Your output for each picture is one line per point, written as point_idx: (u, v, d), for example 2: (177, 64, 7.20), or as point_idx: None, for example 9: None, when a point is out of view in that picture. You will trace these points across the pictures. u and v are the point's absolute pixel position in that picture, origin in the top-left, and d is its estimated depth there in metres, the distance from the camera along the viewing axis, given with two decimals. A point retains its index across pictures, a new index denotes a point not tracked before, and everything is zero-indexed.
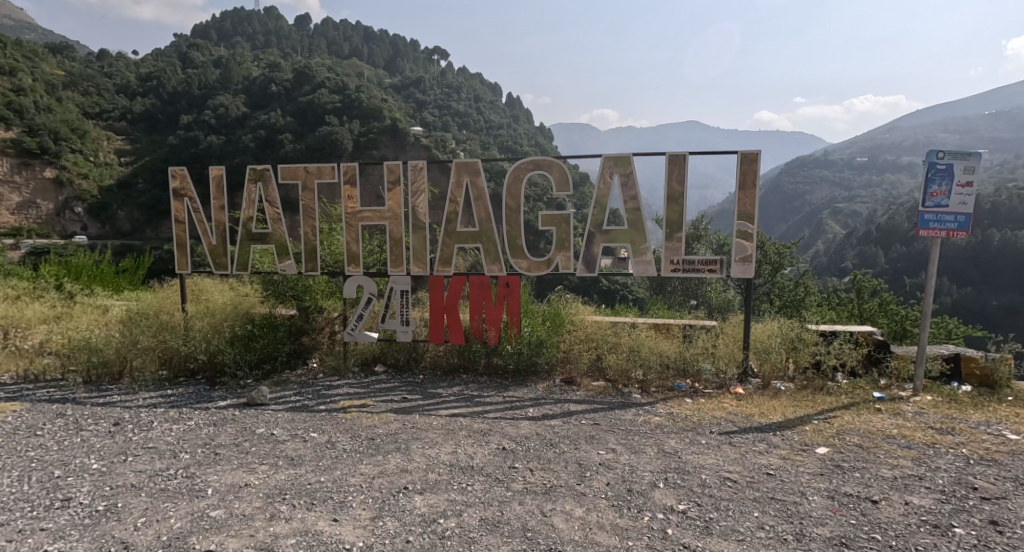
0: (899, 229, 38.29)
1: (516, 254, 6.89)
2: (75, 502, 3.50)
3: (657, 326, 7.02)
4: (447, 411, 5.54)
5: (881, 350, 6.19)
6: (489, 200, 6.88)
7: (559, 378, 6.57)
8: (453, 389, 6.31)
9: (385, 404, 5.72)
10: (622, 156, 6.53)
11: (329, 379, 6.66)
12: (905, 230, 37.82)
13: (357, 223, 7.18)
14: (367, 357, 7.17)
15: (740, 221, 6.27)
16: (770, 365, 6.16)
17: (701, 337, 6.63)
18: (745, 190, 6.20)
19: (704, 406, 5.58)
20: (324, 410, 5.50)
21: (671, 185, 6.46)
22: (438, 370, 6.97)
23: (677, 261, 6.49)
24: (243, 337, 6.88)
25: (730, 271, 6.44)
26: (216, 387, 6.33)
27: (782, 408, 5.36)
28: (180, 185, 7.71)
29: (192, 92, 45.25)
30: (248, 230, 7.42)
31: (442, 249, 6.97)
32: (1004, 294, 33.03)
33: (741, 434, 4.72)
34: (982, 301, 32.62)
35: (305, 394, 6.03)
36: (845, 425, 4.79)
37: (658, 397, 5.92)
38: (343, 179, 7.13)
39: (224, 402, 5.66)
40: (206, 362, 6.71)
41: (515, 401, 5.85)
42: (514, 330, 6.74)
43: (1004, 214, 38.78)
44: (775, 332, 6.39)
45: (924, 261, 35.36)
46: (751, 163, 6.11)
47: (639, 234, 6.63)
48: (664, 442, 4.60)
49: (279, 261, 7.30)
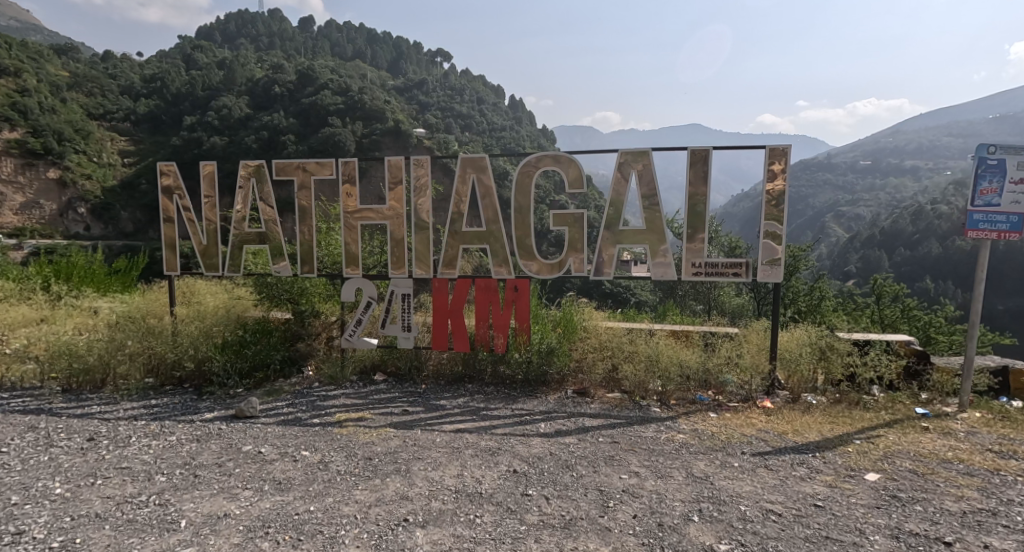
0: (903, 233, 38.01)
1: (525, 255, 6.44)
2: (27, 537, 3.06)
3: (675, 332, 6.58)
4: (450, 425, 5.10)
5: (919, 361, 5.75)
6: (497, 198, 6.43)
7: (571, 389, 6.12)
8: (458, 400, 5.85)
9: (385, 417, 5.28)
10: (640, 150, 6.09)
11: (325, 389, 6.22)
12: (909, 234, 37.56)
13: (355, 223, 6.77)
14: (365, 364, 6.71)
15: (767, 222, 5.84)
16: (798, 377, 5.74)
17: (723, 345, 6.16)
18: (772, 190, 5.82)
19: (732, 422, 5.14)
20: (319, 424, 5.07)
21: (692, 183, 6.04)
22: (441, 380, 6.52)
23: (699, 265, 6.06)
24: (235, 344, 6.42)
25: (755, 275, 5.97)
26: (203, 396, 5.87)
27: (817, 426, 4.92)
28: (170, 182, 7.28)
29: (196, 93, 45.01)
30: (241, 230, 7.01)
31: (447, 250, 6.55)
32: (1010, 298, 32.65)
33: (778, 456, 4.29)
34: (987, 306, 32.17)
35: (298, 405, 5.60)
36: (892, 446, 4.36)
37: (679, 411, 5.49)
38: (341, 177, 6.74)
39: (211, 414, 5.23)
40: (194, 370, 6.24)
41: (525, 415, 5.41)
42: (523, 337, 6.31)
43: None
44: (803, 340, 5.94)
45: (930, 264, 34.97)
46: (780, 159, 5.74)
47: (658, 235, 6.18)
48: (692, 465, 4.15)
49: (274, 262, 6.90)
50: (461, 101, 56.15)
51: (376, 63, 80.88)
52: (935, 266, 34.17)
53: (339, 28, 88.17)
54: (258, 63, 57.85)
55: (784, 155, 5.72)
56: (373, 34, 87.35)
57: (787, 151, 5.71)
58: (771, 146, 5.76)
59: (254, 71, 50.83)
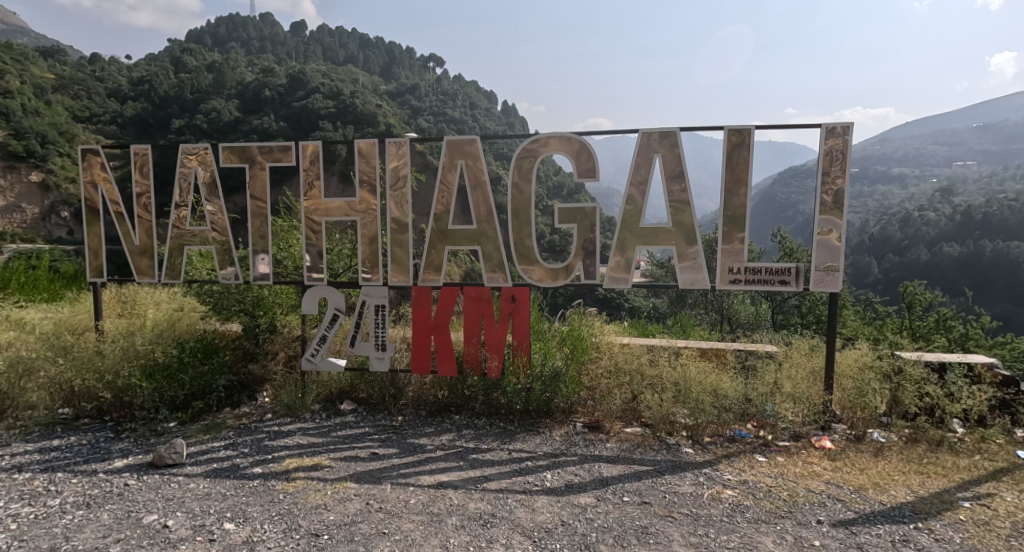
0: (891, 239, 35.17)
1: (524, 260, 5.33)
2: None
3: (702, 351, 5.52)
4: (430, 477, 3.98)
5: (1010, 390, 4.68)
6: (491, 189, 5.31)
7: (580, 422, 5.01)
8: (441, 439, 4.71)
9: (348, 464, 4.16)
10: (666, 130, 5.04)
11: (278, 422, 5.07)
12: (897, 240, 34.70)
13: (319, 219, 5.63)
14: (332, 391, 5.56)
15: (823, 218, 4.79)
16: (863, 411, 4.66)
17: (765, 368, 5.09)
18: (828, 180, 4.78)
19: (790, 472, 4.02)
20: (259, 475, 3.93)
21: (730, 171, 4.97)
22: (422, 410, 5.36)
23: (738, 271, 4.97)
24: (167, 367, 5.19)
25: (809, 284, 4.90)
26: (121, 435, 4.66)
27: (899, 478, 3.83)
28: (94, 172, 6.13)
29: (184, 96, 42.66)
30: (181, 228, 5.85)
31: (430, 252, 5.41)
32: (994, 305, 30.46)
33: (869, 529, 3.24)
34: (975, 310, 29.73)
35: (240, 446, 4.46)
36: (1019, 514, 3.33)
37: (717, 454, 4.42)
38: (302, 163, 5.61)
39: (123, 463, 4.06)
40: (114, 400, 4.99)
41: (525, 461, 4.29)
42: (521, 359, 5.17)
43: (995, 226, 35.13)
44: (864, 362, 4.89)
45: (916, 271, 31.64)
46: (840, 140, 4.74)
47: (686, 233, 5.09)
48: (758, 544, 3.11)
49: (220, 268, 5.75)
50: (453, 107, 54.86)
51: (367, 68, 79.52)
52: (924, 272, 31.50)
53: (332, 33, 87.06)
54: (248, 66, 56.36)
55: (844, 135, 4.71)
56: (366, 38, 86.27)
57: (848, 131, 4.72)
58: (827, 126, 4.77)
59: (244, 75, 49.55)
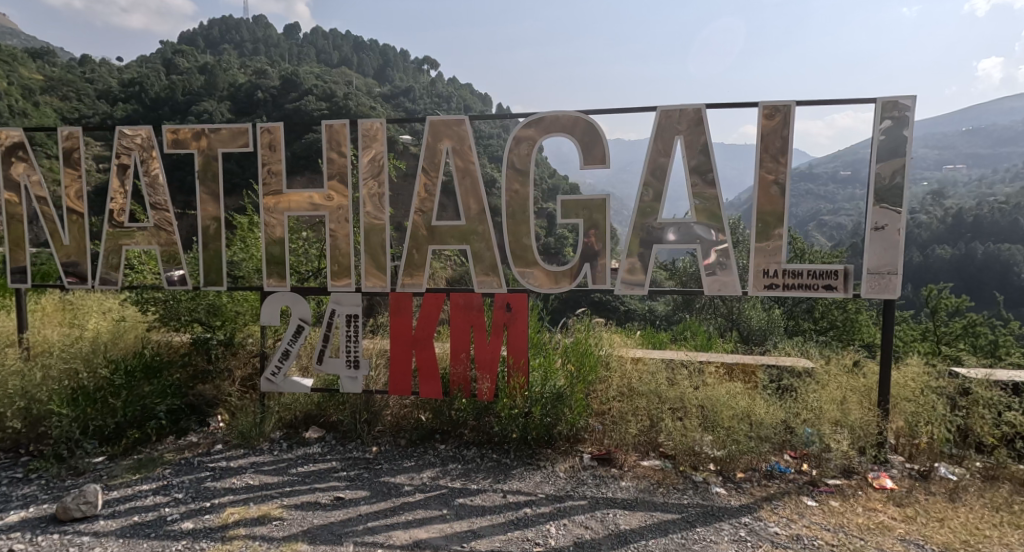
0: None
1: (522, 263, 4.53)
2: None
3: (728, 367, 4.77)
4: (405, 533, 3.19)
5: None
6: (480, 176, 4.52)
7: (588, 454, 4.21)
8: (422, 477, 3.91)
9: (303, 514, 3.35)
10: (688, 106, 4.27)
11: (226, 455, 4.25)
12: None
13: (279, 213, 4.80)
14: (295, 415, 4.73)
15: (876, 212, 4.04)
16: (927, 442, 3.91)
17: (806, 389, 4.29)
18: (884, 166, 4.02)
19: (852, 522, 3.26)
20: (188, 533, 3.14)
21: (765, 155, 4.20)
22: (401, 438, 4.55)
23: (776, 274, 4.20)
24: (95, 390, 4.35)
25: (860, 290, 4.13)
26: (30, 477, 3.84)
27: (991, 533, 3.09)
28: (17, 160, 5.27)
29: (175, 97, 41.87)
30: (118, 225, 5.01)
31: (411, 252, 4.61)
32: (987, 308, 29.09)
33: None
34: None
35: (174, 489, 3.64)
36: None
37: (755, 495, 3.64)
38: (262, 147, 4.77)
39: (15, 518, 3.25)
40: (28, 431, 4.18)
41: (525, 507, 3.50)
42: (518, 379, 4.37)
43: (986, 227, 33.81)
44: (924, 382, 4.14)
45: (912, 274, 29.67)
46: (897, 116, 4.00)
47: (714, 230, 4.31)
48: None
49: (167, 274, 4.93)
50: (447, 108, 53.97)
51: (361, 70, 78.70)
52: (915, 275, 30.49)
53: (327, 35, 86.23)
54: (241, 68, 55.43)
55: (903, 111, 3.98)
56: (360, 41, 85.48)
57: (907, 107, 3.98)
58: (883, 101, 4.03)
59: (236, 76, 48.78)
